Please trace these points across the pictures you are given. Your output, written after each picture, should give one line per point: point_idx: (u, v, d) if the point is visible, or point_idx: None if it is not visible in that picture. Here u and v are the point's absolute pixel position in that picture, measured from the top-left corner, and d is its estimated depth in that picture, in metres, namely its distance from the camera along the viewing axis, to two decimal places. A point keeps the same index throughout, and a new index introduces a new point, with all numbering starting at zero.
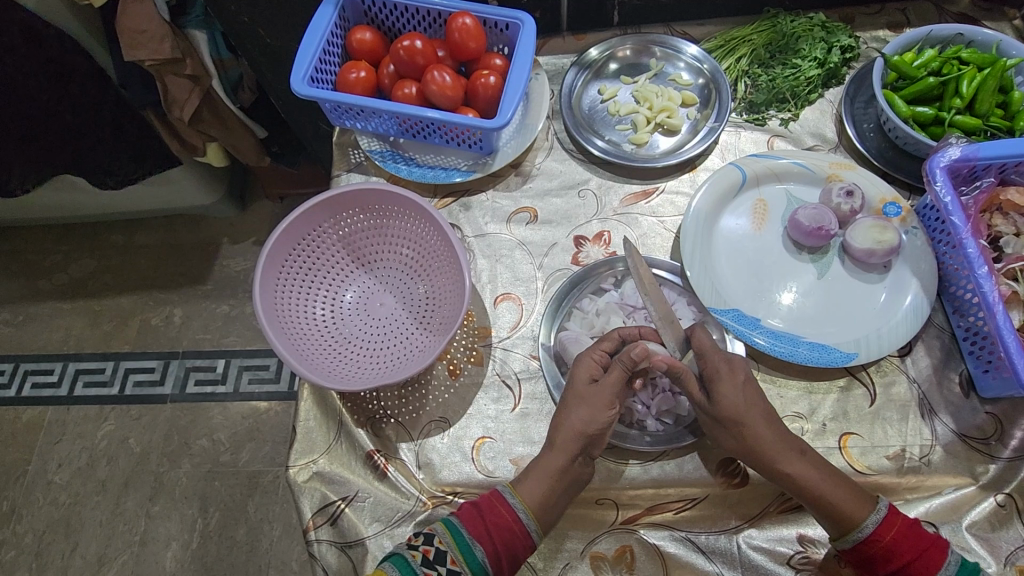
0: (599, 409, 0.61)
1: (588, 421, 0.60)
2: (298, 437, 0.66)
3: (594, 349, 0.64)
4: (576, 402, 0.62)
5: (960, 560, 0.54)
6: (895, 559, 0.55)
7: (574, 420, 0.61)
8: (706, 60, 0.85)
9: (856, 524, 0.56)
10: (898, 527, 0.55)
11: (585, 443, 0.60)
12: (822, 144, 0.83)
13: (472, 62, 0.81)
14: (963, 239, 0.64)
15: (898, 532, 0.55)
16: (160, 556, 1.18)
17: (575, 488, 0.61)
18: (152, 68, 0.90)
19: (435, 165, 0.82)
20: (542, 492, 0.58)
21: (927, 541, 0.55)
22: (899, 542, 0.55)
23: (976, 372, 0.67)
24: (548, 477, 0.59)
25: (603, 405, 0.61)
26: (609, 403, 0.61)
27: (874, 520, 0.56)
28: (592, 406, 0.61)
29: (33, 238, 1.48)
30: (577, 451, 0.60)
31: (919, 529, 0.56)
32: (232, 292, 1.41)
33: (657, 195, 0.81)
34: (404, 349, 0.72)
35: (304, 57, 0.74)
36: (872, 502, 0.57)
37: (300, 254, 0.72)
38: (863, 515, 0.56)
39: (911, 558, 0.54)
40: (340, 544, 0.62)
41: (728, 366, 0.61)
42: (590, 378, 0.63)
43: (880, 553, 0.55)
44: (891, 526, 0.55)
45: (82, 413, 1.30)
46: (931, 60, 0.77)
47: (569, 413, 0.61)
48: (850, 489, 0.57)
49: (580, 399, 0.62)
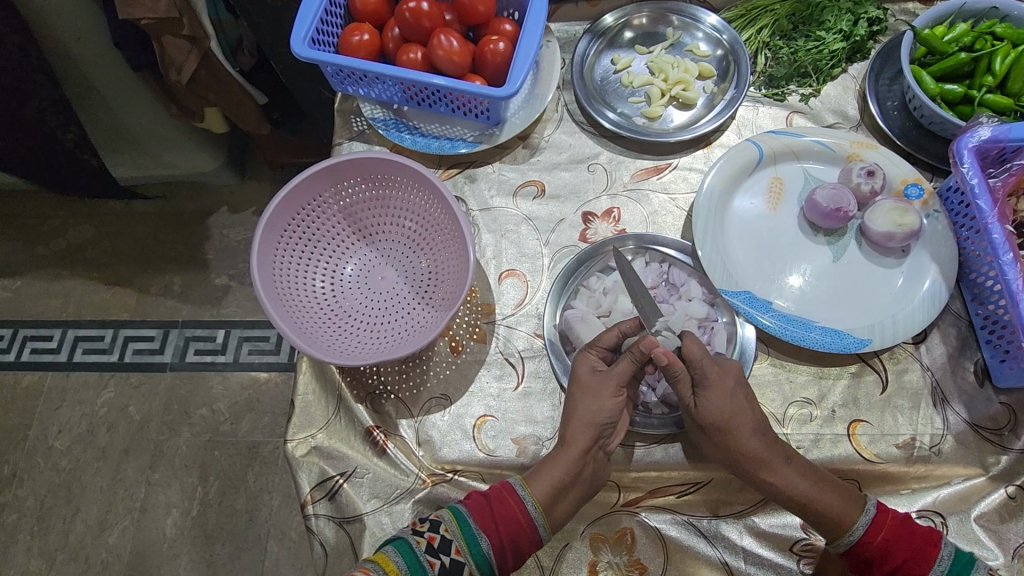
0: (604, 396, 0.60)
1: (597, 411, 0.60)
2: (297, 411, 0.65)
3: (591, 347, 0.63)
4: (581, 393, 0.61)
5: (954, 553, 0.53)
6: (888, 561, 0.54)
7: (583, 412, 0.60)
8: (726, 30, 0.82)
9: (847, 528, 0.55)
10: (887, 529, 0.55)
11: (598, 433, 0.59)
12: (842, 122, 0.80)
13: (482, 27, 0.78)
14: (988, 224, 0.62)
15: (888, 534, 0.55)
16: (160, 523, 1.19)
17: (589, 486, 0.59)
18: (148, 28, 0.86)
19: (440, 135, 0.79)
20: (553, 485, 0.57)
21: (921, 539, 0.54)
22: (891, 543, 0.54)
23: (992, 361, 0.65)
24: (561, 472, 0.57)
25: (607, 396, 0.60)
26: (617, 390, 0.60)
27: (864, 523, 0.55)
28: (599, 397, 0.60)
29: (30, 202, 1.45)
30: (592, 441, 0.59)
31: (912, 526, 0.55)
32: (232, 262, 1.40)
33: (670, 171, 0.78)
34: (405, 324, 0.70)
35: (304, 18, 0.71)
36: (860, 504, 0.56)
37: (300, 224, 0.70)
38: (852, 519, 0.55)
39: (901, 560, 0.54)
40: (338, 519, 0.61)
41: (718, 369, 0.60)
42: (587, 363, 0.62)
43: (874, 555, 0.55)
44: (880, 528, 0.55)
45: (82, 379, 1.29)
46: (963, 35, 0.74)
47: (576, 405, 0.60)
48: (839, 492, 0.57)
49: (583, 388, 0.61)
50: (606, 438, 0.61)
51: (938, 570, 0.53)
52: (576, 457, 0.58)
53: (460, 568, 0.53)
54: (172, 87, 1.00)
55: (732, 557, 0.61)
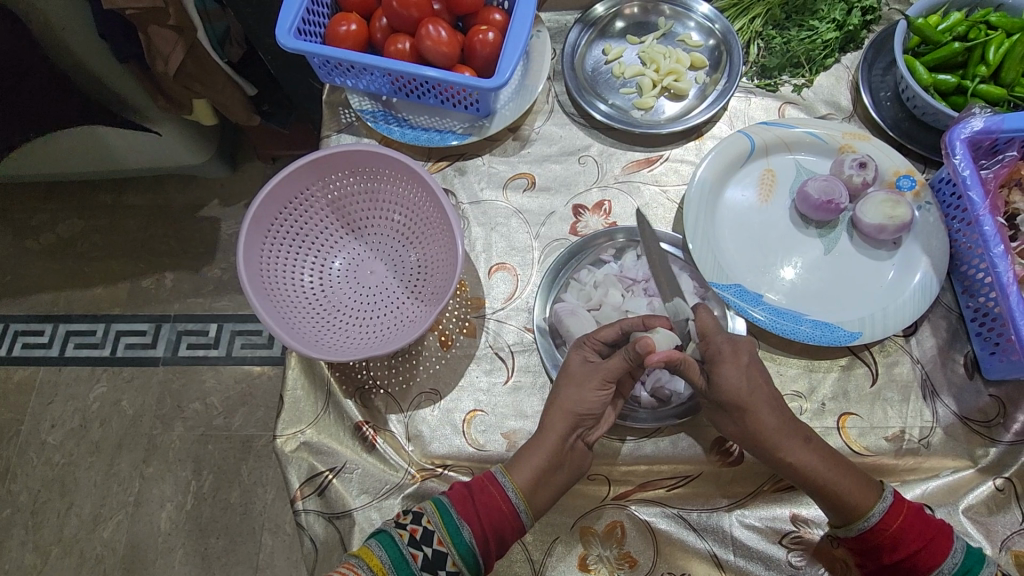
0: (590, 388, 0.60)
1: (578, 401, 0.60)
2: (285, 406, 0.64)
3: (587, 341, 0.62)
4: (566, 382, 0.61)
5: (965, 548, 0.53)
6: (901, 548, 0.53)
7: (564, 399, 0.60)
8: (718, 20, 0.81)
9: (863, 514, 0.55)
10: (905, 516, 0.54)
11: (575, 423, 0.59)
12: (836, 113, 0.79)
13: (471, 17, 0.77)
14: (980, 216, 0.62)
15: (906, 520, 0.54)
16: (154, 516, 1.19)
17: (569, 476, 0.59)
18: (133, 18, 0.84)
19: (430, 127, 0.78)
20: (535, 471, 0.57)
21: (935, 529, 0.54)
22: (907, 531, 0.54)
23: (982, 353, 0.65)
24: (544, 456, 0.57)
25: (591, 388, 0.60)
26: (601, 384, 0.60)
27: (880, 509, 0.54)
28: (581, 387, 0.60)
29: (19, 196, 1.44)
30: (569, 430, 0.59)
31: (924, 517, 0.54)
32: (225, 255, 1.39)
33: (661, 163, 0.78)
34: (393, 319, 0.70)
35: (290, 7, 0.70)
36: (878, 490, 0.56)
37: (287, 219, 0.69)
38: (869, 503, 0.55)
39: (917, 547, 0.53)
40: (327, 514, 0.61)
41: (731, 346, 0.59)
42: (580, 355, 0.62)
43: (885, 543, 0.54)
44: (898, 515, 0.54)
45: (74, 373, 1.29)
46: (957, 24, 0.73)
47: (559, 394, 0.61)
48: (858, 478, 0.56)
49: (569, 379, 0.61)
50: (587, 429, 0.61)
51: (950, 560, 0.53)
52: (554, 445, 0.58)
53: (442, 559, 0.52)
54: (159, 79, 0.99)
55: (722, 551, 0.62)
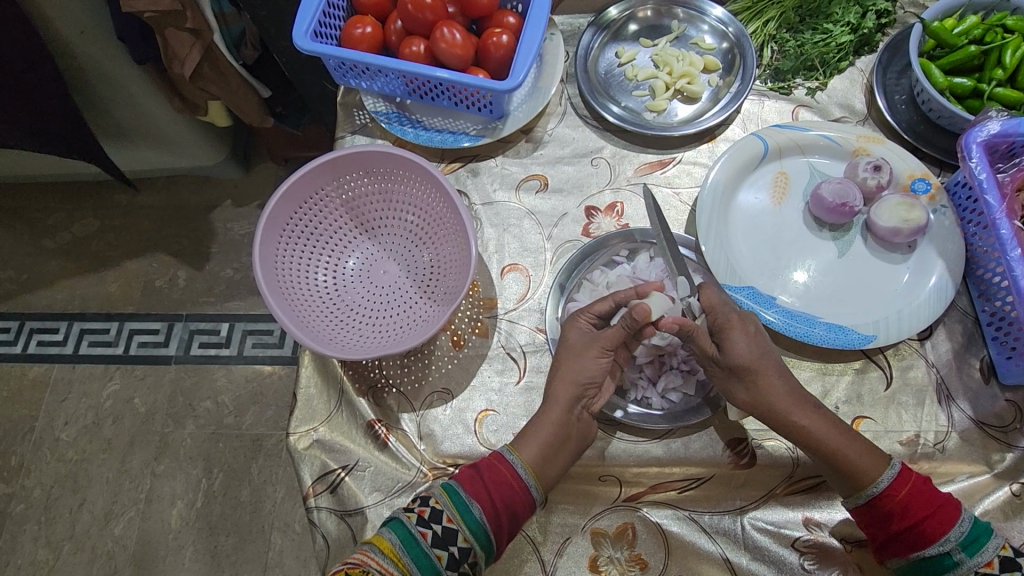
0: (591, 359, 0.61)
1: (582, 371, 0.61)
2: (299, 404, 0.64)
3: (583, 313, 0.64)
4: (566, 355, 0.62)
5: (972, 519, 0.52)
6: (909, 515, 0.53)
7: (567, 370, 0.61)
8: (732, 23, 0.81)
9: (870, 481, 0.54)
10: (913, 484, 0.54)
11: (579, 392, 0.61)
12: (849, 116, 0.79)
13: (485, 20, 0.78)
14: (996, 219, 0.61)
15: (913, 489, 0.53)
16: (164, 513, 1.20)
17: (576, 442, 0.59)
18: (151, 21, 0.85)
19: (443, 129, 0.79)
20: (541, 446, 0.57)
21: (942, 499, 0.53)
22: (915, 499, 0.53)
23: (998, 357, 0.65)
24: (548, 431, 0.58)
25: (592, 360, 0.61)
26: (601, 352, 0.61)
27: (889, 476, 0.54)
28: (582, 357, 0.61)
29: (36, 196, 1.46)
30: (573, 399, 0.60)
31: (931, 487, 0.54)
32: (238, 255, 1.40)
33: (674, 165, 0.78)
34: (406, 319, 0.70)
35: (307, 10, 0.70)
36: (884, 460, 0.55)
37: (302, 219, 0.70)
38: (877, 471, 0.54)
39: (922, 516, 0.52)
40: (340, 512, 0.61)
41: (738, 316, 0.61)
42: (578, 327, 0.63)
43: (894, 511, 0.53)
44: (905, 483, 0.54)
45: (87, 371, 1.30)
46: (974, 27, 0.72)
47: (561, 367, 0.62)
48: (864, 447, 0.56)
49: (568, 353, 0.62)
50: (590, 399, 0.62)
51: (957, 529, 0.51)
52: (558, 416, 0.59)
53: (454, 535, 0.52)
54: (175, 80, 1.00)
55: (734, 554, 0.61)
